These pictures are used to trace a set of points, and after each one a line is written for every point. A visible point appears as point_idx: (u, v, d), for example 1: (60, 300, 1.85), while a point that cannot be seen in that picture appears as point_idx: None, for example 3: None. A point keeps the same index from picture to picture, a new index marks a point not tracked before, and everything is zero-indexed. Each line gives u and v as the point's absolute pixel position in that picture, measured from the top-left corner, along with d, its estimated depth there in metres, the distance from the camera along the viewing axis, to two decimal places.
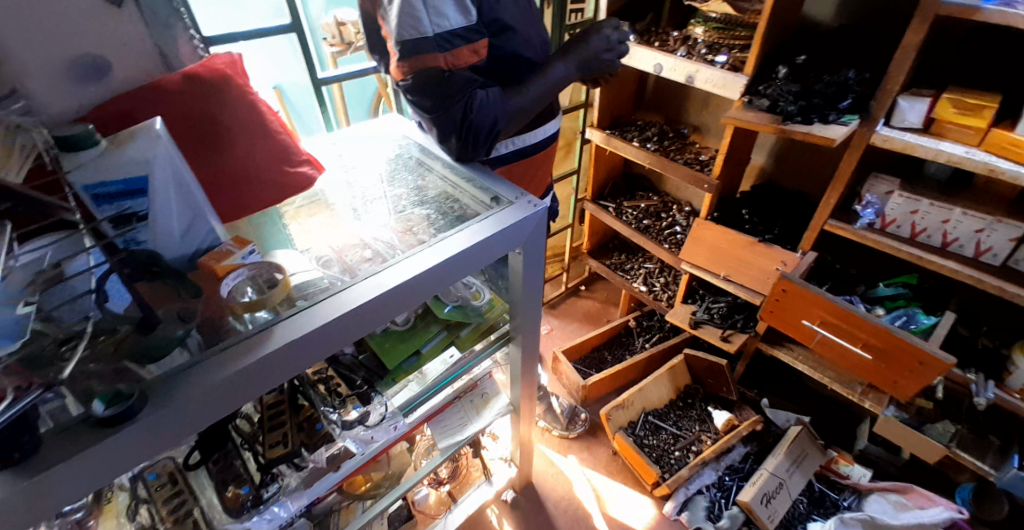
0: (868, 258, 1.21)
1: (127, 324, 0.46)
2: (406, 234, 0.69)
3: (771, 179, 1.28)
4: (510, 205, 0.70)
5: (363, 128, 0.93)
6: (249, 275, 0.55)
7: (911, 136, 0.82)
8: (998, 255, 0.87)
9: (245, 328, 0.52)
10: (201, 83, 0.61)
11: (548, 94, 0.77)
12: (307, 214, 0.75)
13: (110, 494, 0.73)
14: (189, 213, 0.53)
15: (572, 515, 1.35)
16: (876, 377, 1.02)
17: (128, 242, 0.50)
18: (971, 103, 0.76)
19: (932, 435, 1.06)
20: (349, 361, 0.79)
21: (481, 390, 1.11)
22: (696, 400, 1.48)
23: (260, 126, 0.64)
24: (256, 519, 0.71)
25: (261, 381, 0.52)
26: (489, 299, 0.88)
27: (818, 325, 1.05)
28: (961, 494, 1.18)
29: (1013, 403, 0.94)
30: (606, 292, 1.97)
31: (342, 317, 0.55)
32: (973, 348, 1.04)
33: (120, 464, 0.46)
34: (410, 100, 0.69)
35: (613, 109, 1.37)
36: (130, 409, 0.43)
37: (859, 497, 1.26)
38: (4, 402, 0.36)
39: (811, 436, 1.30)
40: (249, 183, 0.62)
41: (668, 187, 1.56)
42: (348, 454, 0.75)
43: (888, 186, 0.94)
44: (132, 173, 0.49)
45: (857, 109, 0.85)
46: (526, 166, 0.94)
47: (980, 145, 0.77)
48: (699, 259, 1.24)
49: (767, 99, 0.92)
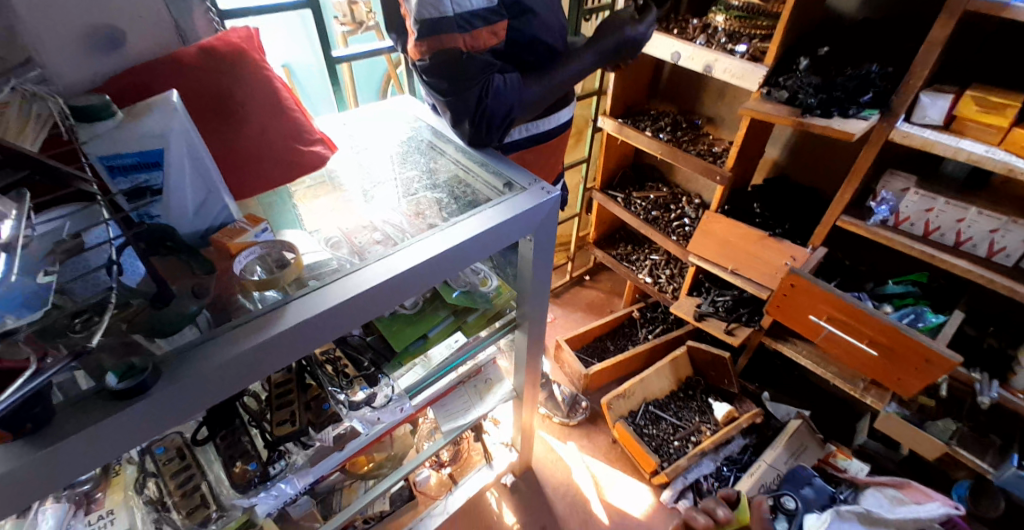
0: (877, 255, 1.20)
1: (139, 299, 0.46)
2: (417, 217, 0.69)
3: (783, 173, 1.27)
4: (523, 191, 0.70)
5: (374, 109, 0.92)
6: (260, 254, 0.55)
7: (931, 133, 0.81)
8: (1011, 255, 0.86)
9: (255, 307, 0.52)
10: (217, 57, 0.60)
11: (566, 79, 0.76)
12: (318, 194, 0.74)
13: (118, 467, 0.73)
14: (203, 189, 0.53)
15: (570, 501, 1.36)
16: (880, 374, 1.02)
17: (142, 216, 0.51)
18: (995, 101, 0.75)
19: (933, 432, 1.06)
20: (357, 342, 0.78)
21: (485, 375, 1.12)
22: (697, 392, 1.49)
23: (275, 103, 0.63)
24: (263, 495, 0.72)
25: (269, 360, 0.52)
26: (498, 285, 0.87)
27: (824, 321, 1.05)
28: (959, 490, 1.20)
29: (1017, 403, 0.94)
30: (611, 282, 1.97)
31: (352, 299, 0.54)
32: (980, 348, 1.04)
33: (132, 438, 0.46)
34: (426, 81, 0.69)
35: (626, 98, 1.35)
36: (144, 383, 0.44)
37: (856, 491, 1.25)
38: (26, 373, 0.37)
39: (811, 429, 1.32)
40: (263, 161, 0.61)
41: (678, 178, 1.55)
42: (354, 434, 0.77)
43: (904, 183, 0.94)
44: (147, 146, 0.48)
45: (877, 103, 0.84)
46: (539, 153, 0.93)
47: (1001, 144, 0.76)
48: (707, 251, 1.24)
49: (786, 91, 0.91)
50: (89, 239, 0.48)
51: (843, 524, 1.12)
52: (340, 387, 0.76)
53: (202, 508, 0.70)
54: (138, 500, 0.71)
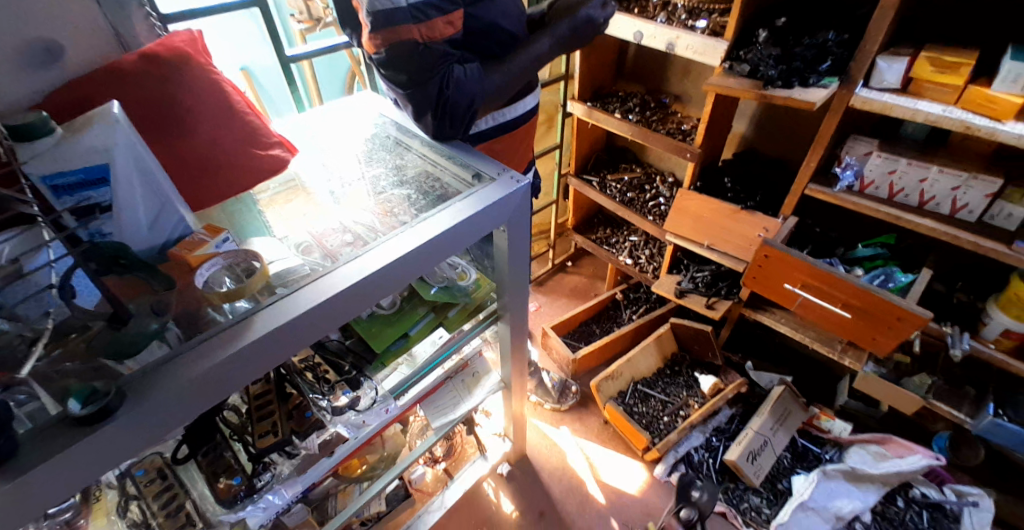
0: (848, 220, 1.22)
1: (99, 320, 0.47)
2: (387, 215, 0.68)
3: (753, 145, 1.28)
4: (493, 182, 0.69)
5: (336, 107, 0.90)
6: (225, 264, 0.54)
7: (889, 96, 0.82)
8: (974, 211, 0.89)
9: (225, 318, 0.51)
10: (161, 63, 0.58)
11: (526, 63, 0.75)
12: (285, 201, 0.72)
13: (98, 493, 0.72)
14: (156, 203, 0.51)
15: (566, 485, 1.37)
16: (857, 335, 1.04)
17: (92, 235, 0.49)
18: (948, 61, 0.76)
19: (909, 387, 1.10)
20: (336, 346, 0.77)
21: (472, 369, 1.11)
22: (682, 367, 1.51)
23: (226, 107, 0.61)
24: (251, 508, 0.70)
25: (244, 371, 0.51)
26: (476, 279, 0.88)
27: (799, 288, 1.07)
28: (939, 443, 1.23)
29: (987, 353, 0.97)
30: (593, 266, 1.98)
31: (324, 303, 0.53)
32: (949, 303, 1.07)
33: (110, 461, 0.45)
34: (384, 75, 0.67)
35: (593, 81, 1.35)
36: (108, 406, 0.42)
37: (840, 449, 1.30)
38: None
39: (793, 394, 1.33)
40: (218, 167, 0.59)
41: (651, 157, 1.56)
42: (340, 439, 0.75)
43: (867, 147, 0.95)
44: (92, 161, 0.46)
45: (836, 71, 0.85)
46: (508, 142, 0.92)
47: (958, 102, 0.78)
48: (684, 230, 1.24)
49: (747, 64, 0.91)
50: (31, 264, 0.47)
51: (829, 482, 1.19)
52: (326, 395, 0.75)
53: (188, 526, 0.69)
54: (121, 524, 0.69)
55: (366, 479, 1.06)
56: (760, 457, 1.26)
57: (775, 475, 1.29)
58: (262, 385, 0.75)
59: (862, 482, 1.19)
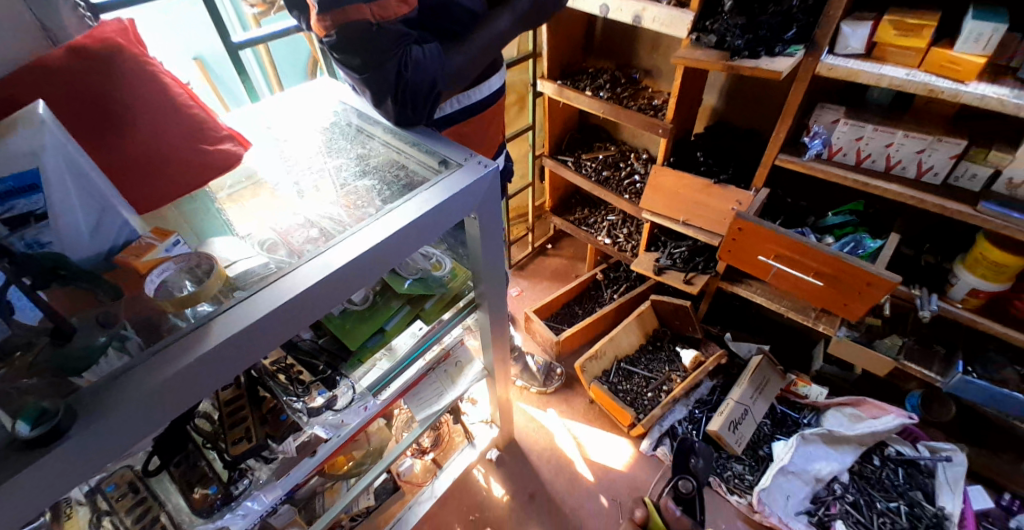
0: (820, 189, 1.23)
1: (43, 336, 0.44)
2: (353, 207, 0.65)
3: (724, 118, 1.28)
4: (460, 168, 0.67)
5: (293, 95, 0.86)
6: (177, 268, 0.51)
7: (854, 61, 0.82)
8: (938, 174, 0.90)
9: (187, 323, 0.49)
10: (90, 56, 0.54)
11: (488, 42, 0.72)
12: (244, 198, 0.69)
13: (68, 510, 0.67)
14: (96, 207, 0.48)
15: (555, 465, 1.38)
16: (829, 302, 1.06)
17: (30, 245, 0.45)
18: (911, 24, 0.76)
19: (882, 350, 1.12)
20: (309, 346, 0.76)
21: (455, 358, 1.08)
22: (664, 342, 1.53)
23: (167, 101, 0.57)
24: (230, 516, 0.69)
25: (208, 378, 0.49)
26: (451, 268, 0.86)
27: (773, 259, 1.07)
28: (912, 401, 1.26)
29: (955, 312, 1.00)
30: (573, 248, 1.97)
31: (290, 302, 0.51)
32: (918, 265, 1.09)
33: (68, 482, 0.43)
34: (338, 59, 0.64)
35: (562, 59, 1.32)
36: (59, 427, 0.40)
37: (818, 414, 1.33)
38: None
39: (771, 363, 1.36)
40: (166, 166, 0.56)
41: (624, 135, 1.54)
42: (319, 440, 0.73)
43: (834, 115, 0.95)
44: (21, 167, 0.43)
45: (802, 38, 0.84)
46: (475, 125, 0.90)
47: (920, 66, 0.78)
48: (658, 207, 1.24)
49: (714, 35, 0.90)
50: None
51: (807, 446, 1.23)
52: (301, 397, 0.72)
53: None
54: None
55: (352, 475, 1.04)
56: (741, 426, 1.28)
57: (756, 442, 1.32)
58: (233, 390, 0.73)
59: (839, 445, 1.23)
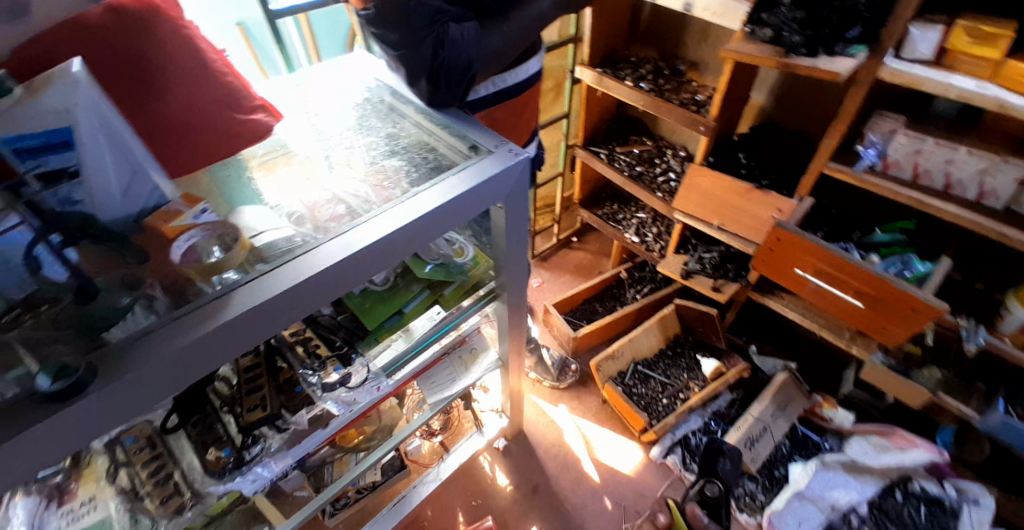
0: (867, 203, 1.17)
1: (67, 294, 0.44)
2: (380, 187, 0.64)
3: (770, 119, 1.22)
4: (490, 154, 0.65)
5: (326, 68, 0.85)
6: (204, 236, 0.52)
7: (921, 68, 0.76)
8: (1001, 198, 0.83)
9: (212, 290, 0.49)
10: (128, 15, 0.53)
11: (528, 22, 0.70)
12: (272, 168, 0.69)
13: (88, 458, 0.71)
14: (128, 169, 0.49)
15: (561, 461, 1.37)
16: (865, 324, 1.01)
17: (62, 202, 0.46)
18: (987, 31, 0.70)
19: (918, 380, 1.06)
20: (328, 322, 0.76)
21: (469, 345, 1.09)
22: (685, 349, 1.49)
23: (201, 67, 0.57)
24: (239, 480, 0.70)
25: (226, 347, 0.49)
26: (474, 256, 0.84)
27: (810, 275, 1.03)
28: (943, 437, 1.21)
29: (1004, 349, 0.93)
30: (598, 244, 1.93)
31: (311, 278, 0.50)
32: (967, 294, 1.02)
33: (86, 436, 0.44)
34: (376, 34, 0.63)
35: (604, 46, 1.28)
36: (79, 383, 0.41)
37: (841, 439, 1.29)
38: None
39: (796, 382, 1.31)
40: (196, 136, 0.57)
41: (661, 130, 1.49)
42: (331, 415, 0.75)
43: (892, 125, 0.89)
44: (53, 124, 0.43)
45: (866, 38, 0.78)
46: (508, 109, 0.87)
47: (993, 78, 0.72)
48: (691, 208, 1.20)
49: (769, 28, 0.84)
50: None
51: (827, 472, 1.20)
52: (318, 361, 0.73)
53: (176, 497, 0.69)
54: (111, 491, 0.70)
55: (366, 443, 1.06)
56: (758, 444, 1.25)
57: (772, 462, 1.28)
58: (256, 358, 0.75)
59: (861, 475, 1.20)
